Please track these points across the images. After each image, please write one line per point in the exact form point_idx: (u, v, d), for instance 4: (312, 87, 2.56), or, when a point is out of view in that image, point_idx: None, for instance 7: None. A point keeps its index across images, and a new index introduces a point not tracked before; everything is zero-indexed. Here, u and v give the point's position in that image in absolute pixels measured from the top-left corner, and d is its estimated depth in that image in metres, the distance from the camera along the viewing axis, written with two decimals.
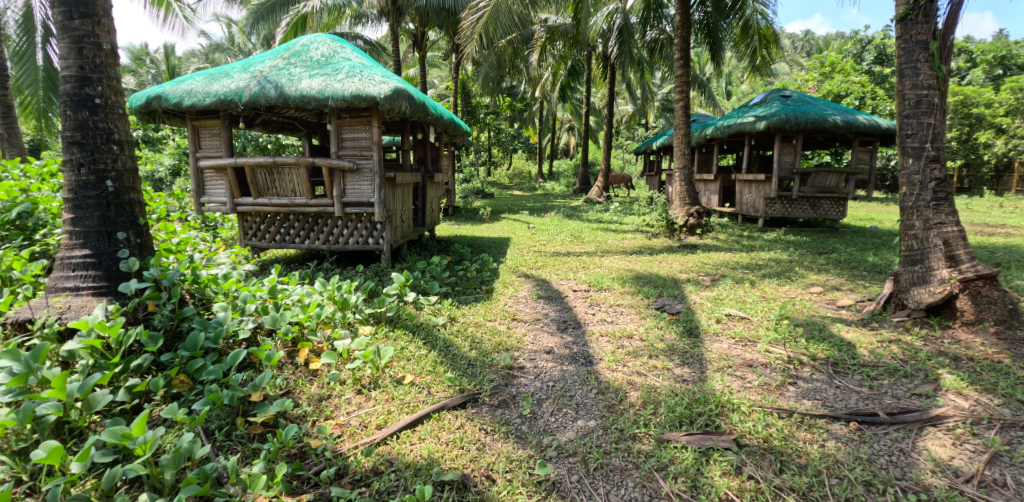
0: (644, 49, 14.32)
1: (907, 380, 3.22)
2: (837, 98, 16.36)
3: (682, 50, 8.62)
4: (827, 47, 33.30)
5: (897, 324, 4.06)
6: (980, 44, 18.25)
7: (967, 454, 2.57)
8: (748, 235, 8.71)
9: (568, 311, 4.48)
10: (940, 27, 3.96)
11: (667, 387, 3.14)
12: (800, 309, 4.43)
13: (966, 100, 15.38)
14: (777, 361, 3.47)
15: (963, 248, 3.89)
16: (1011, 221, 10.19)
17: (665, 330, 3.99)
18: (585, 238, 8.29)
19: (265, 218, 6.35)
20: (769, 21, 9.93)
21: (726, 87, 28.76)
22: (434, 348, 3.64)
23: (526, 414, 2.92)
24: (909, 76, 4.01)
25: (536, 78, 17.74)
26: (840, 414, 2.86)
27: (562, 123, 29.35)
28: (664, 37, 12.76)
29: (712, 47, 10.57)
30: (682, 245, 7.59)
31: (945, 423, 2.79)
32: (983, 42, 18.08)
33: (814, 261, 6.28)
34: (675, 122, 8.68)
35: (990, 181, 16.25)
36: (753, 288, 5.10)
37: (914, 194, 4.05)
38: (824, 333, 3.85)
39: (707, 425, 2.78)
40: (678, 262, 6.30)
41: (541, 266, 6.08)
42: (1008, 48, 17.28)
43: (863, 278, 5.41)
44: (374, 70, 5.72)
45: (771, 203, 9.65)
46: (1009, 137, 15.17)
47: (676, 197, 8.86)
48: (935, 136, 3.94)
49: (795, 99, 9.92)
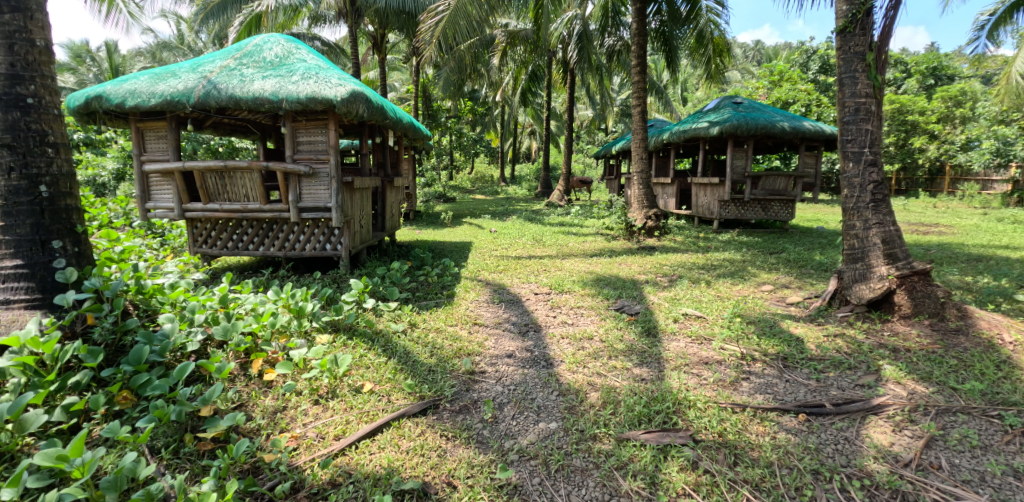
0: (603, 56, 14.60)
1: (851, 372, 3.39)
2: (785, 104, 17.14)
3: (639, 57, 8.80)
4: (776, 56, 34.94)
5: (841, 320, 4.25)
6: (914, 56, 19.52)
7: (906, 440, 2.72)
8: (704, 236, 8.97)
9: (529, 315, 4.48)
10: (876, 40, 4.18)
11: (626, 387, 3.18)
12: (752, 307, 4.58)
13: (902, 108, 16.38)
14: (730, 358, 3.57)
15: (900, 246, 4.12)
16: (943, 221, 10.92)
17: (624, 331, 4.04)
18: (546, 241, 8.34)
19: (216, 225, 6.12)
20: (722, 30, 10.24)
21: (682, 93, 29.69)
22: (394, 355, 3.58)
23: (487, 418, 2.91)
24: (849, 84, 4.23)
25: (497, 83, 17.83)
26: (790, 406, 2.97)
27: (524, 127, 29.61)
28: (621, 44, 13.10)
29: (668, 55, 10.85)
30: (641, 247, 7.75)
31: (885, 411, 2.94)
32: (917, 54, 19.35)
33: (765, 261, 6.53)
34: (633, 127, 8.90)
35: (925, 183, 17.44)
36: (708, 288, 5.25)
37: (854, 196, 4.26)
38: (774, 330, 4.00)
39: (664, 422, 2.83)
40: (637, 264, 6.42)
41: (503, 269, 6.10)
42: (939, 59, 18.51)
43: (810, 276, 5.66)
44: (330, 71, 5.60)
45: (725, 205, 10.00)
46: (940, 143, 16.31)
47: (634, 200, 9.04)
48: (873, 141, 4.17)
49: (746, 105, 10.30)
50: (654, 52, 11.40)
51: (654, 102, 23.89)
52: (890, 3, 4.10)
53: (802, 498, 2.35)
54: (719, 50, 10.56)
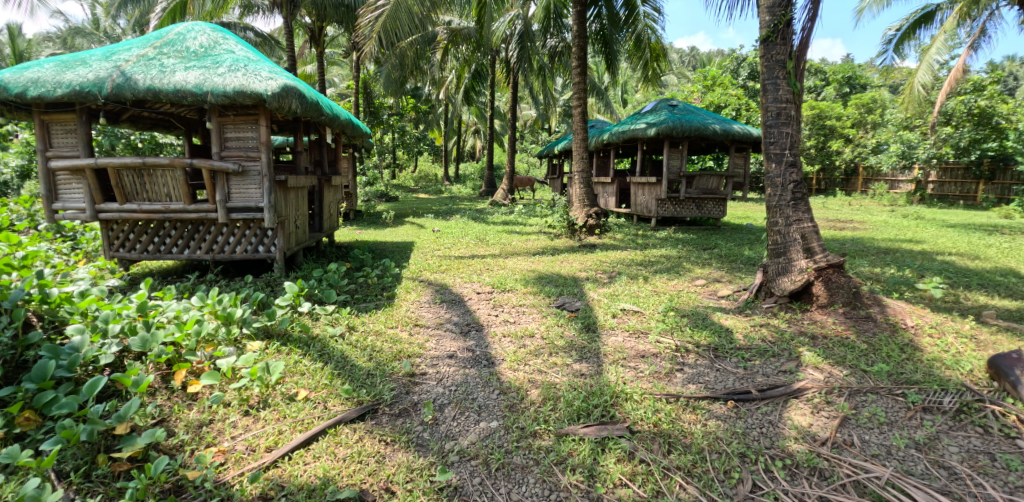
0: (546, 57, 14.76)
1: (774, 359, 3.60)
2: (717, 108, 18.02)
3: (580, 58, 8.97)
4: (709, 62, 36.69)
5: (766, 310, 4.51)
6: (831, 66, 21.05)
7: (823, 420, 2.92)
8: (642, 234, 9.26)
9: (471, 314, 4.46)
10: (795, 49, 4.45)
11: (566, 382, 3.23)
12: (686, 301, 4.77)
13: (821, 113, 17.61)
14: (665, 350, 3.71)
15: (817, 241, 4.42)
16: (857, 217, 11.81)
17: (564, 327, 4.11)
18: (489, 240, 8.35)
19: (135, 226, 5.71)
20: (659, 35, 10.58)
21: (622, 95, 30.54)
22: (331, 360, 3.47)
23: (427, 420, 2.87)
24: (772, 90, 4.48)
25: (439, 80, 17.63)
26: (719, 394, 3.12)
27: (468, 126, 29.49)
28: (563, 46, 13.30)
29: (608, 57, 11.10)
30: (582, 245, 7.90)
31: (805, 394, 3.15)
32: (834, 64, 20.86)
33: (699, 256, 6.83)
34: (574, 127, 9.07)
35: (841, 183, 18.80)
36: (646, 283, 5.42)
37: (777, 195, 4.53)
38: (706, 321, 4.19)
39: (603, 416, 2.90)
40: (578, 261, 6.54)
41: (445, 269, 6.05)
42: (853, 69, 20.05)
43: (740, 270, 5.97)
44: (261, 64, 5.34)
45: (661, 203, 10.35)
46: (855, 146, 17.66)
47: (576, 199, 9.20)
48: (793, 144, 4.44)
49: (681, 108, 10.72)
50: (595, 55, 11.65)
51: (595, 103, 24.43)
52: (807, 16, 4.38)
53: (730, 480, 2.47)
54: (656, 54, 10.92)
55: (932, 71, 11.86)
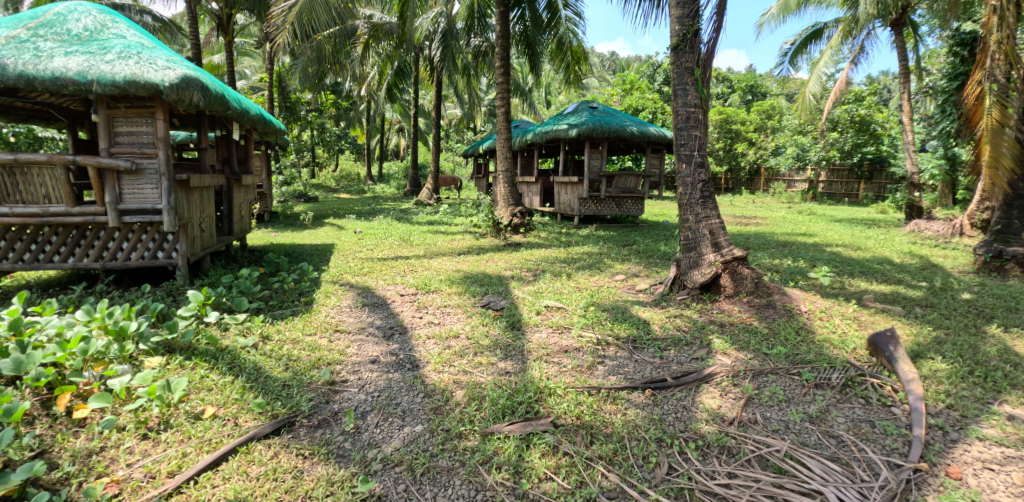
0: (470, 56, 14.72)
1: (688, 348, 3.82)
2: (635, 111, 18.86)
3: (503, 59, 9.02)
4: (627, 67, 38.35)
5: (680, 302, 4.78)
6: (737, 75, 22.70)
7: (730, 402, 3.14)
8: (566, 232, 9.48)
9: (394, 317, 4.36)
10: (703, 57, 4.74)
11: (491, 381, 3.24)
12: (606, 295, 4.95)
13: (728, 118, 18.94)
14: (587, 344, 3.83)
15: (723, 236, 4.74)
16: (760, 214, 12.78)
17: (490, 326, 4.12)
18: (413, 241, 8.20)
19: (6, 233, 5.05)
20: (580, 39, 10.85)
21: (546, 97, 31.17)
22: (242, 373, 3.26)
23: (348, 430, 2.77)
24: (682, 95, 4.74)
25: (360, 76, 17.09)
26: (638, 384, 3.26)
27: (391, 124, 28.84)
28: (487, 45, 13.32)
29: (531, 59, 11.24)
30: (508, 244, 7.96)
31: (714, 378, 3.36)
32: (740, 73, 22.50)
33: (619, 252, 7.11)
34: (498, 127, 9.12)
35: (746, 183, 20.25)
36: (569, 280, 5.56)
37: (688, 193, 4.81)
38: (625, 315, 4.37)
39: (527, 412, 2.94)
40: (504, 260, 6.59)
41: (368, 272, 5.87)
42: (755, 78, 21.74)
43: (656, 265, 6.28)
44: (157, 52, 4.90)
45: (583, 202, 10.65)
46: (757, 149, 19.14)
47: (500, 198, 9.25)
48: (701, 146, 4.72)
49: (601, 110, 11.08)
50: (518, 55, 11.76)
51: (520, 103, 24.69)
52: (713, 27, 4.67)
53: (649, 465, 2.60)
54: (577, 57, 11.20)
55: (821, 82, 12.99)
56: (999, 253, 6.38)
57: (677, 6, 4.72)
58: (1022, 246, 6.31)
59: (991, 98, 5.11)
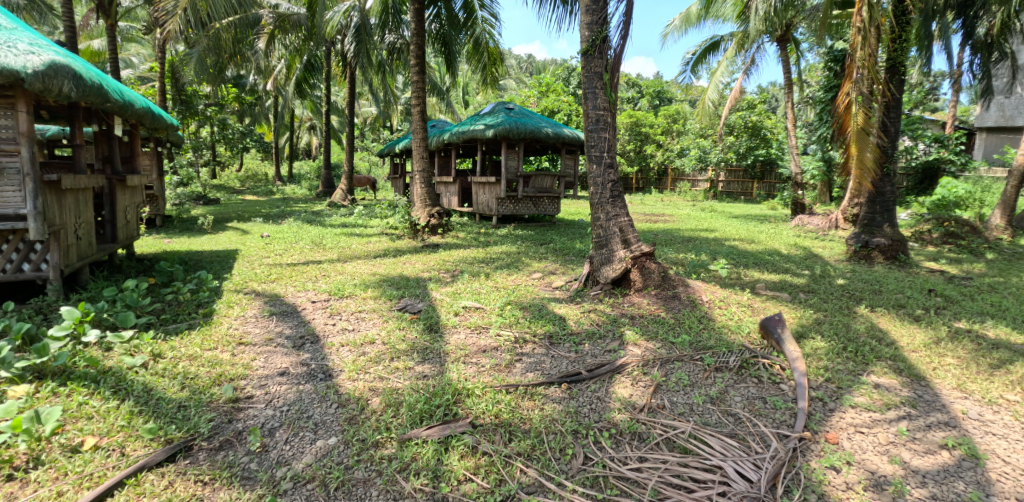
0: (384, 53, 14.35)
1: (601, 340, 3.98)
2: (551, 113, 19.36)
3: (418, 57, 8.88)
4: (543, 69, 39.28)
5: (594, 297, 4.96)
6: (645, 81, 24.01)
7: (640, 390, 3.31)
8: (484, 232, 9.51)
9: (305, 325, 4.16)
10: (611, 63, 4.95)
11: (409, 386, 3.19)
12: (524, 294, 5.03)
13: (638, 121, 19.96)
14: (505, 342, 3.87)
15: (632, 233, 4.98)
16: (667, 211, 13.56)
17: (406, 330, 4.05)
18: (326, 244, 7.86)
19: None
20: (496, 41, 10.90)
21: (464, 97, 31.14)
22: (129, 396, 2.97)
23: (254, 449, 2.61)
24: (592, 99, 4.92)
25: (265, 68, 16.09)
26: (554, 379, 3.35)
27: (302, 121, 27.47)
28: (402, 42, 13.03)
29: (447, 58, 11.12)
30: (426, 245, 7.87)
31: (625, 369, 3.53)
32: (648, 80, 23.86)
33: (536, 251, 7.25)
34: (413, 126, 8.97)
35: (655, 183, 21.22)
36: (486, 279, 5.60)
37: (598, 192, 4.99)
38: (542, 312, 4.47)
39: (445, 415, 2.92)
40: (421, 262, 6.49)
41: (275, 278, 5.54)
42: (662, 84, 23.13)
43: (571, 262, 6.48)
44: (17, 34, 4.31)
45: (501, 202, 10.74)
46: (664, 151, 20.32)
47: (417, 199, 9.10)
48: (610, 147, 4.93)
49: (517, 111, 11.21)
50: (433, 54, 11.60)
51: (437, 103, 24.34)
52: (620, 34, 4.90)
53: (565, 457, 2.68)
54: (493, 58, 11.25)
55: (718, 89, 14.01)
56: (866, 244, 7.24)
57: (586, 13, 4.89)
58: (884, 237, 7.20)
59: (857, 106, 5.78)
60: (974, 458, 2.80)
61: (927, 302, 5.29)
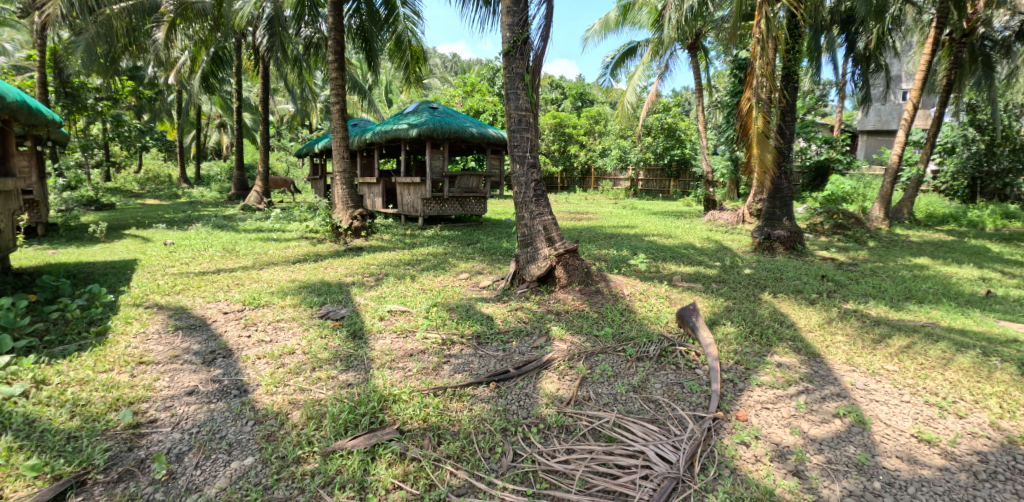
0: (300, 48, 13.68)
1: (528, 338, 4.04)
2: (476, 113, 19.37)
3: (337, 53, 8.55)
4: (468, 69, 39.23)
5: (520, 295, 5.03)
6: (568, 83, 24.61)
7: (567, 383, 3.40)
8: (410, 233, 9.34)
9: (216, 339, 3.88)
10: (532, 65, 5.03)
11: (332, 396, 3.08)
12: (451, 295, 5.00)
13: (561, 123, 20.44)
14: (433, 345, 3.83)
15: (556, 231, 5.09)
16: (591, 209, 13.99)
17: (328, 339, 3.89)
18: (239, 251, 7.39)
19: None
20: (419, 39, 10.75)
21: (388, 96, 30.42)
22: (6, 431, 2.64)
23: (159, 478, 2.43)
24: (514, 99, 4.97)
25: (165, 60, 14.83)
26: (482, 378, 3.36)
27: (210, 118, 25.65)
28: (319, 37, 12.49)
29: (368, 55, 10.82)
30: (348, 248, 7.61)
31: (552, 364, 3.60)
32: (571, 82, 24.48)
33: (463, 251, 7.23)
34: (333, 125, 8.64)
35: (578, 182, 21.82)
36: (413, 282, 5.50)
37: (522, 192, 5.06)
38: (469, 312, 4.46)
39: (371, 423, 2.85)
40: (344, 266, 6.27)
41: (181, 289, 5.13)
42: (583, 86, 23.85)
43: (498, 262, 6.52)
44: None
45: (427, 203, 10.60)
46: (588, 151, 20.95)
47: (339, 201, 8.78)
48: (532, 147, 5.00)
49: (441, 111, 11.10)
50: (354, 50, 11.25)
51: (358, 101, 23.60)
52: (540, 36, 4.98)
53: (495, 455, 2.71)
54: (416, 56, 11.06)
55: (636, 92, 14.62)
56: (769, 236, 7.85)
57: (507, 14, 4.93)
58: (783, 229, 7.84)
59: (757, 111, 6.27)
60: (861, 423, 3.13)
61: (820, 287, 5.83)
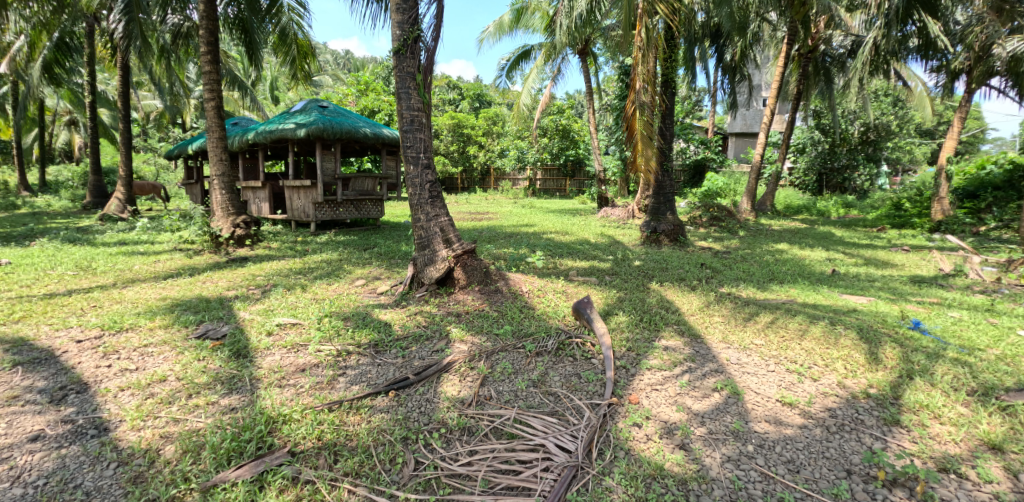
0: (167, 37, 12.33)
1: (428, 342, 4.00)
2: (371, 112, 18.73)
3: (210, 44, 7.82)
4: (362, 66, 37.83)
5: (419, 299, 4.95)
6: (465, 83, 24.62)
7: (468, 384, 3.42)
8: (301, 240, 8.82)
9: (67, 373, 3.40)
10: (424, 65, 4.97)
11: (212, 424, 2.85)
12: (346, 303, 4.81)
13: (460, 123, 20.39)
14: (327, 358, 3.66)
15: (453, 232, 5.08)
16: (491, 209, 14.11)
17: (207, 361, 3.57)
18: (97, 268, 6.53)
19: None
20: (306, 33, 10.17)
21: (273, 93, 28.47)
22: None
23: None
24: (405, 99, 4.87)
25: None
26: (381, 388, 3.27)
27: (56, 114, 22.35)
28: (189, 26, 11.34)
29: (249, 48, 9.98)
30: (231, 259, 7.02)
31: (453, 366, 3.59)
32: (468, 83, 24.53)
33: (360, 257, 6.97)
34: (208, 124, 7.91)
35: (479, 182, 21.92)
36: (304, 292, 5.21)
37: (417, 193, 4.99)
38: (366, 320, 4.33)
39: (258, 449, 2.70)
40: (225, 279, 5.78)
41: (21, 317, 4.43)
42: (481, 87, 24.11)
43: (397, 266, 6.38)
44: None
45: (319, 207, 10.05)
46: (487, 152, 21.11)
47: (217, 207, 8.04)
48: (426, 148, 4.95)
49: (332, 110, 10.58)
50: (231, 43, 10.41)
51: (239, 98, 21.83)
52: (431, 36, 4.94)
53: (396, 466, 2.68)
54: (303, 51, 10.43)
55: (531, 93, 14.97)
56: (655, 229, 8.43)
57: (396, 12, 4.82)
58: (667, 223, 8.46)
59: (641, 113, 6.70)
60: (735, 394, 3.47)
61: (700, 274, 6.37)
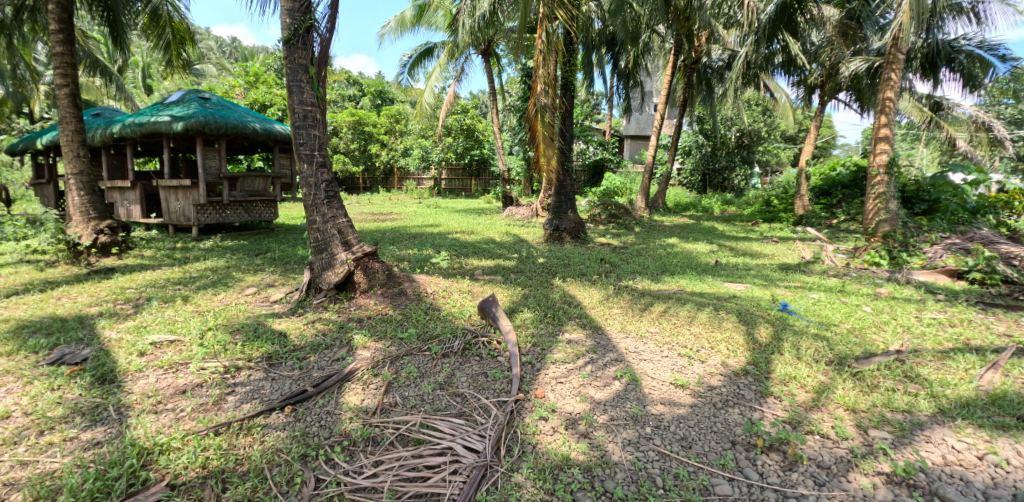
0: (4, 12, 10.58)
1: (328, 351, 3.81)
2: (262, 107, 17.49)
3: (60, 22, 6.83)
4: (251, 56, 35.08)
5: (318, 305, 4.71)
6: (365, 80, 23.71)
7: (372, 392, 3.30)
8: (181, 247, 8.02)
9: None
10: (318, 57, 4.71)
11: (71, 463, 2.54)
12: (234, 314, 4.46)
13: (360, 120, 19.63)
14: (212, 376, 3.36)
15: (352, 234, 4.90)
16: (395, 210, 13.73)
17: (64, 390, 3.13)
18: None
19: None
20: (183, 16, 9.22)
21: (145, 82, 25.56)
22: None
23: None
24: (297, 93, 4.58)
25: None
26: (275, 404, 3.07)
27: None
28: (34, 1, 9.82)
29: (113, 28, 8.86)
30: (94, 270, 6.22)
31: (355, 375, 3.46)
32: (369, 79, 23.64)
33: (250, 263, 6.48)
34: (60, 115, 6.93)
35: (382, 181, 21.27)
36: (184, 304, 4.75)
37: (312, 193, 4.73)
38: (258, 331, 4.04)
39: (130, 486, 2.45)
40: (86, 294, 5.09)
41: None
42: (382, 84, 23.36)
43: (292, 271, 6.01)
44: None
45: (202, 209, 9.20)
46: (389, 151, 20.52)
47: (74, 211, 7.08)
48: (321, 145, 4.71)
49: (215, 102, 9.71)
50: (90, 21, 9.16)
51: (103, 86, 19.36)
52: (326, 27, 4.69)
53: (293, 488, 2.54)
54: (180, 36, 9.44)
55: (434, 90, 14.78)
56: (557, 227, 8.68)
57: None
58: (568, 221, 8.76)
59: (542, 114, 6.86)
60: (633, 381, 3.67)
61: (600, 269, 6.67)
